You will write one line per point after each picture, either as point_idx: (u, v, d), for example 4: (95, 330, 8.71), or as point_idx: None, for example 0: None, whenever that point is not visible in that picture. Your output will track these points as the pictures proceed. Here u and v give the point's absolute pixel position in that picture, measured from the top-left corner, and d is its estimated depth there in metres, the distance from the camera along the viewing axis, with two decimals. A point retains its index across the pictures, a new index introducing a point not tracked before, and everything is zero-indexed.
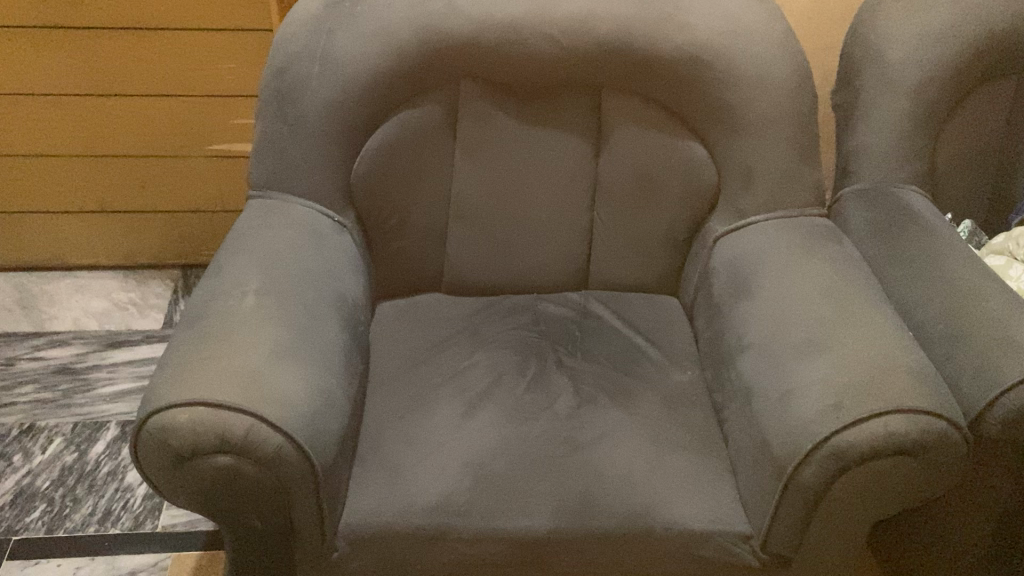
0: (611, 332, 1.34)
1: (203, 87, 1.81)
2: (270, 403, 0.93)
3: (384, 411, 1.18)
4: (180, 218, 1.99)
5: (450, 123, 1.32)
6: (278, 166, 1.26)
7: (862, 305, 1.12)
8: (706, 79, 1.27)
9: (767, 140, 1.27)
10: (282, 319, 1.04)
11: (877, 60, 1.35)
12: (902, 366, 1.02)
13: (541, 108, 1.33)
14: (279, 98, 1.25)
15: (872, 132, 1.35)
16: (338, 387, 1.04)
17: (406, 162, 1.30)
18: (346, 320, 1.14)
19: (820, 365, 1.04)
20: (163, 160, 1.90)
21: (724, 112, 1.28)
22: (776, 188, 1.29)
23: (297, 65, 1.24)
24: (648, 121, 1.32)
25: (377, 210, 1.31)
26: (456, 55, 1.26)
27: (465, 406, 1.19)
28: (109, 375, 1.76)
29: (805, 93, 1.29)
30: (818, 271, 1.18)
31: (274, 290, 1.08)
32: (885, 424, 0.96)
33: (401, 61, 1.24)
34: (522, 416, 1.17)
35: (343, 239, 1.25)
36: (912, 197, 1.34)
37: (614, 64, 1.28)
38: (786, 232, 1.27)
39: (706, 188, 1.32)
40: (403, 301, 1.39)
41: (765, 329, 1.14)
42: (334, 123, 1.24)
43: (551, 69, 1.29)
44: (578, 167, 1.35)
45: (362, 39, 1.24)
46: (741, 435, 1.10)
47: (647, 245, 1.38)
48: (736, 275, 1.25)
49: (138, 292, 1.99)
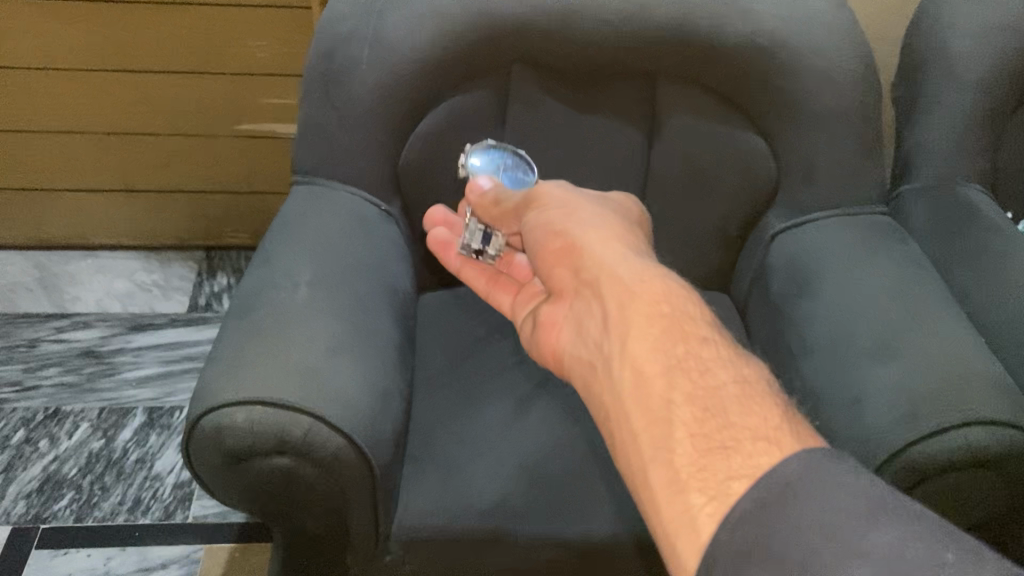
0: None
1: (232, 66, 1.76)
2: (328, 402, 0.90)
3: (433, 407, 1.15)
4: (206, 200, 1.94)
5: (500, 109, 1.27)
6: (324, 153, 1.21)
7: (933, 308, 1.08)
8: (769, 70, 1.22)
9: (830, 135, 1.24)
10: (336, 313, 1.00)
11: (944, 52, 1.30)
12: (981, 375, 0.98)
13: (595, 96, 1.29)
14: (325, 80, 1.20)
15: (936, 126, 1.30)
16: (393, 384, 1.00)
17: (454, 149, 1.25)
18: (397, 314, 1.10)
19: (892, 371, 1.00)
20: (190, 139, 1.85)
21: (785, 104, 1.23)
22: (837, 185, 1.26)
23: (345, 46, 1.20)
24: (706, 111, 1.28)
25: (424, 199, 1.27)
26: (510, 38, 1.21)
27: (515, 403, 1.15)
28: (134, 360, 1.72)
29: (869, 86, 1.25)
30: (885, 272, 1.14)
31: (326, 282, 1.04)
32: (965, 436, 0.92)
33: (454, 43, 1.19)
34: (576, 415, 1.14)
35: (390, 228, 1.21)
36: (978, 195, 1.29)
37: (674, 51, 1.23)
38: (848, 231, 1.23)
39: (763, 182, 1.29)
40: (446, 292, 1.35)
41: (830, 330, 1.10)
42: (384, 107, 1.19)
43: (608, 55, 1.24)
44: (631, 157, 1.31)
45: (414, 20, 1.18)
46: None
47: (699, 240, 1.35)
48: (796, 274, 1.21)
49: (161, 274, 1.94)
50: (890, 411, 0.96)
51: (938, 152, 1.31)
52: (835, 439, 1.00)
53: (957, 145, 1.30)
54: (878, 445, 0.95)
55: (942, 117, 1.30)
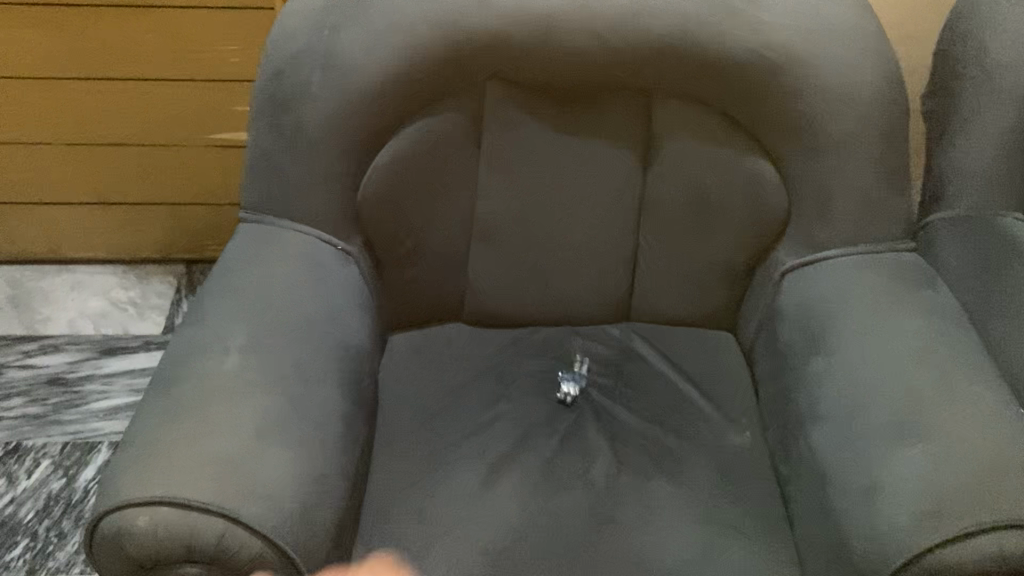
0: (656, 379, 1.16)
1: (202, 71, 1.63)
2: (248, 500, 0.78)
3: (394, 474, 1.02)
4: (183, 212, 1.83)
5: (473, 132, 1.13)
6: (273, 187, 1.08)
7: (965, 374, 0.93)
8: (779, 90, 1.07)
9: (849, 163, 1.08)
10: (269, 386, 0.88)
11: (983, 62, 1.13)
12: (1020, 464, 0.83)
13: (581, 117, 1.14)
14: (274, 105, 1.07)
15: (973, 148, 1.13)
16: (334, 467, 0.87)
17: (422, 178, 1.12)
18: (348, 377, 0.97)
19: (914, 455, 0.86)
20: (162, 149, 1.73)
21: (798, 128, 1.08)
22: (858, 219, 1.10)
23: (295, 67, 1.06)
24: (707, 135, 1.13)
25: (388, 235, 1.14)
26: (483, 53, 1.07)
27: (485, 472, 1.03)
28: (103, 389, 1.62)
29: (897, 105, 1.09)
30: (909, 327, 0.99)
31: (261, 346, 0.91)
32: (1000, 542, 0.78)
33: (418, 61, 1.05)
34: (553, 486, 1.01)
35: (348, 271, 1.08)
36: (1020, 228, 1.13)
37: (671, 67, 1.08)
38: (869, 274, 1.07)
39: (772, 214, 1.13)
40: (419, 334, 1.22)
41: (843, 396, 0.96)
42: (340, 135, 1.06)
43: (596, 71, 1.09)
44: (623, 184, 1.16)
45: (372, 34, 1.04)
46: (813, 526, 0.93)
47: (700, 276, 1.20)
48: (807, 323, 1.06)
49: (138, 291, 1.84)
50: (912, 505, 0.82)
51: (976, 177, 1.14)
52: (847, 533, 0.86)
53: (999, 170, 1.13)
54: (896, 548, 0.81)
55: (980, 136, 1.13)
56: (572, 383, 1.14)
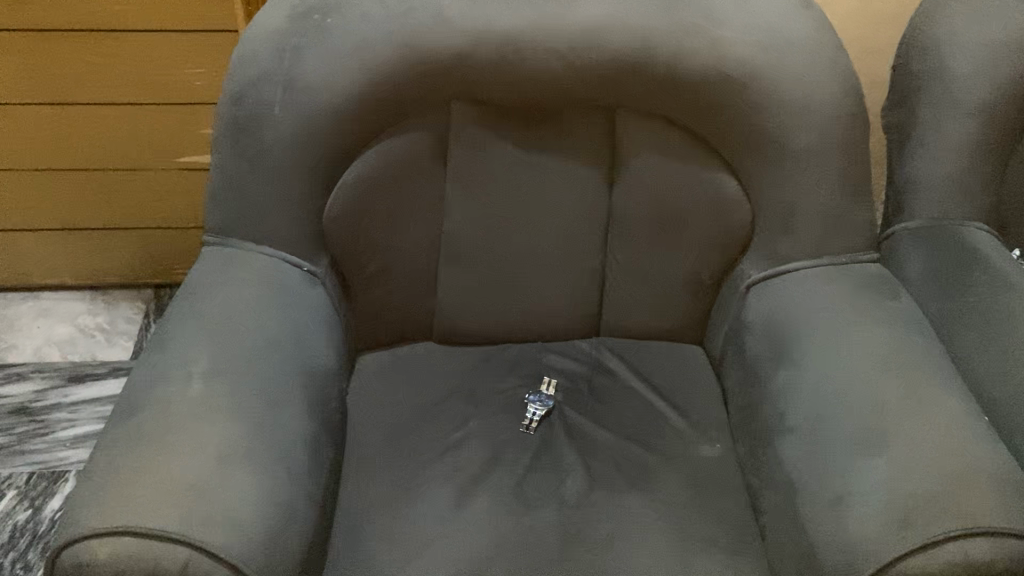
0: (626, 394, 1.16)
1: (167, 96, 1.62)
2: (212, 527, 0.77)
3: (363, 496, 1.01)
4: (151, 237, 1.81)
5: (439, 151, 1.13)
6: (236, 210, 1.07)
7: (930, 381, 0.93)
8: (741, 104, 1.08)
9: (812, 176, 1.09)
10: (234, 411, 0.87)
11: (939, 74, 1.15)
12: (985, 471, 0.83)
13: (545, 133, 1.14)
14: (235, 127, 1.06)
15: (932, 159, 1.15)
16: (301, 490, 0.87)
17: (388, 199, 1.12)
18: (315, 400, 0.96)
19: (882, 464, 0.86)
20: (127, 174, 1.71)
21: (761, 141, 1.09)
22: (822, 231, 1.10)
23: (256, 88, 1.05)
24: (671, 149, 1.13)
25: (356, 255, 1.13)
26: (445, 73, 1.07)
27: (456, 493, 1.02)
28: (70, 417, 1.59)
29: (857, 117, 1.10)
30: (874, 336, 1.00)
31: (226, 371, 0.90)
32: (965, 550, 0.79)
33: (381, 82, 1.05)
34: (524, 504, 1.01)
35: (315, 293, 1.07)
36: (979, 237, 1.15)
37: (634, 83, 1.09)
38: (833, 284, 1.08)
39: (738, 228, 1.14)
40: (388, 354, 1.22)
41: (811, 408, 0.96)
42: (303, 157, 1.05)
43: (560, 89, 1.09)
44: (590, 200, 1.17)
45: (335, 55, 1.04)
46: (783, 536, 0.93)
47: (669, 290, 1.21)
48: (774, 335, 1.07)
49: (106, 317, 1.82)
50: (878, 515, 0.83)
51: (936, 188, 1.16)
52: (816, 545, 0.86)
53: (957, 181, 1.15)
54: (864, 558, 0.81)
55: (939, 148, 1.15)
56: (540, 404, 1.13)
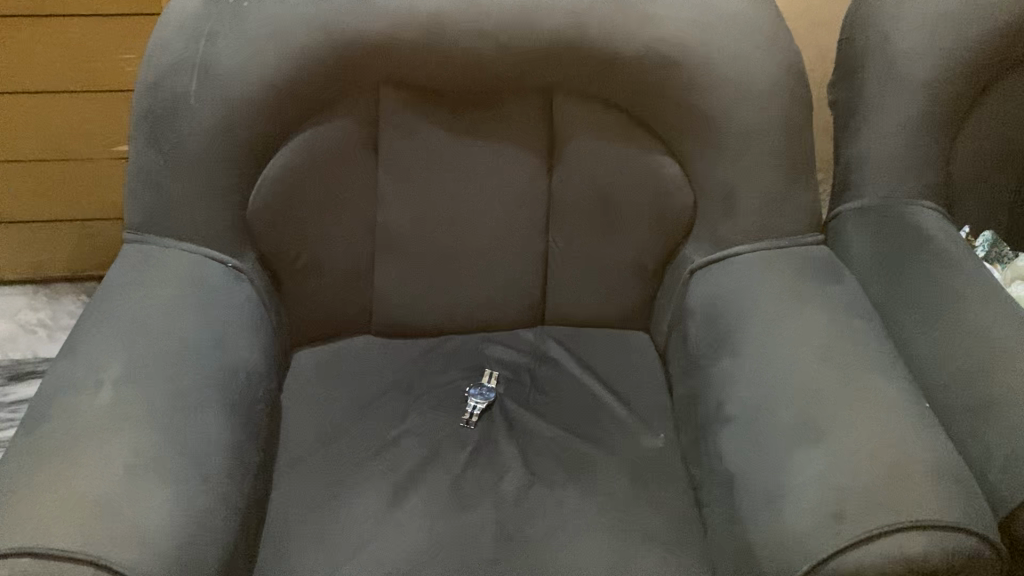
0: (569, 384, 1.14)
1: (97, 83, 1.55)
2: (118, 543, 0.73)
3: (294, 499, 0.98)
4: (91, 228, 1.75)
5: (370, 139, 1.09)
6: (155, 205, 1.02)
7: (870, 368, 0.91)
8: (680, 84, 1.04)
9: (753, 157, 1.05)
10: (146, 419, 0.83)
11: (883, 49, 1.12)
12: (921, 461, 0.81)
13: (480, 118, 1.10)
14: (151, 119, 1.01)
15: (876, 137, 1.13)
16: (219, 499, 0.83)
17: (317, 189, 1.08)
18: (237, 404, 0.92)
19: (817, 456, 0.84)
20: (61, 164, 1.64)
21: (701, 122, 1.05)
22: (765, 214, 1.07)
23: (170, 77, 1.00)
24: (609, 132, 1.10)
25: (285, 248, 1.09)
26: (372, 58, 1.02)
27: (391, 493, 0.99)
28: (10, 417, 1.54)
29: (800, 95, 1.06)
30: (815, 321, 0.97)
31: (139, 377, 0.86)
32: (900, 545, 0.76)
33: (302, 68, 1.00)
34: (461, 504, 0.98)
35: (240, 291, 1.03)
36: (923, 215, 1.12)
37: (568, 64, 1.05)
38: (775, 268, 1.05)
39: (679, 212, 1.11)
40: (325, 348, 1.18)
41: (750, 398, 0.93)
42: (223, 149, 1.00)
43: (492, 72, 1.05)
44: (527, 186, 1.13)
45: (252, 41, 0.99)
46: (723, 530, 0.91)
47: (612, 276, 1.18)
48: (715, 322, 1.04)
49: (49, 311, 1.76)
50: (814, 510, 0.80)
51: (882, 166, 1.13)
52: (753, 541, 0.84)
53: (902, 159, 1.13)
54: (799, 554, 0.79)
55: (884, 125, 1.12)
56: (481, 397, 1.10)
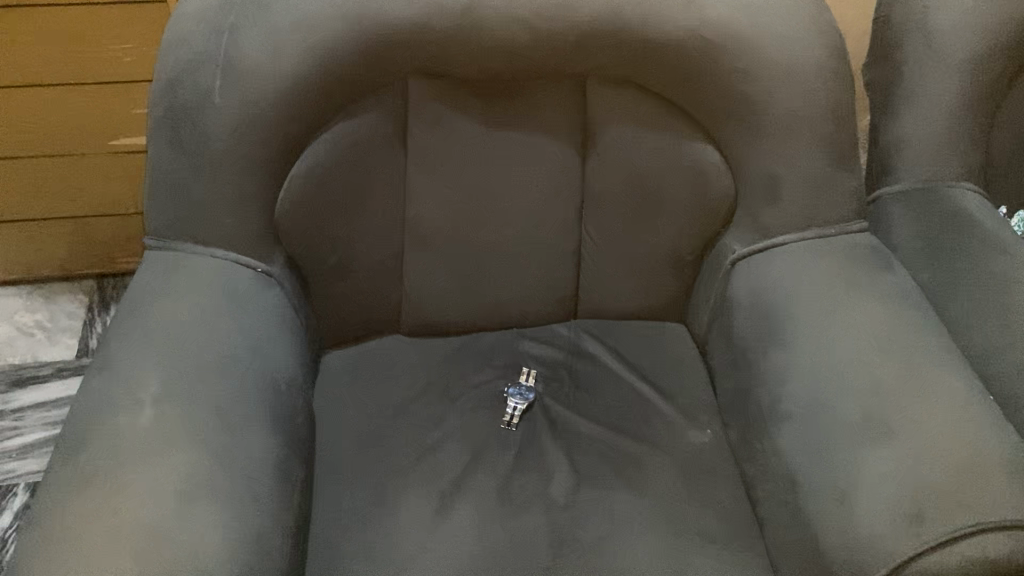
0: (609, 380, 1.11)
1: (93, 74, 1.48)
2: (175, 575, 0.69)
3: (337, 511, 0.95)
4: (87, 226, 1.68)
5: (399, 132, 1.04)
6: (178, 209, 0.97)
7: (932, 362, 0.89)
8: (722, 70, 1.01)
9: (797, 144, 1.02)
10: (191, 440, 0.79)
11: (923, 28, 1.09)
12: (997, 457, 0.79)
13: (511, 107, 1.06)
14: (172, 119, 0.95)
15: (917, 119, 1.10)
16: (270, 519, 0.79)
17: (345, 186, 1.03)
18: (277, 416, 0.89)
19: (887, 455, 0.82)
20: (55, 160, 1.57)
21: (744, 108, 1.02)
22: (811, 202, 1.04)
23: (191, 73, 0.94)
24: (646, 119, 1.06)
25: (314, 249, 1.04)
26: (402, 47, 0.97)
27: (437, 501, 0.96)
28: (15, 426, 1.49)
29: (843, 78, 1.03)
30: (870, 313, 0.95)
31: (179, 394, 0.82)
32: (983, 546, 0.75)
33: (330, 60, 0.95)
34: (511, 510, 0.95)
35: (271, 295, 0.99)
36: (967, 196, 1.10)
37: (606, 50, 1.01)
38: (823, 258, 1.02)
39: (719, 200, 1.08)
40: (354, 350, 1.14)
41: (807, 394, 0.91)
42: (249, 148, 0.95)
43: (527, 59, 1.01)
44: (561, 176, 1.09)
45: (277, 33, 0.94)
46: (784, 530, 0.89)
47: (648, 267, 1.14)
48: (763, 314, 1.01)
49: (46, 312, 1.70)
50: (888, 511, 0.78)
51: (923, 147, 1.11)
52: (823, 542, 0.82)
53: (944, 140, 1.10)
54: (875, 557, 0.77)
55: (925, 106, 1.10)
56: (521, 398, 1.07)
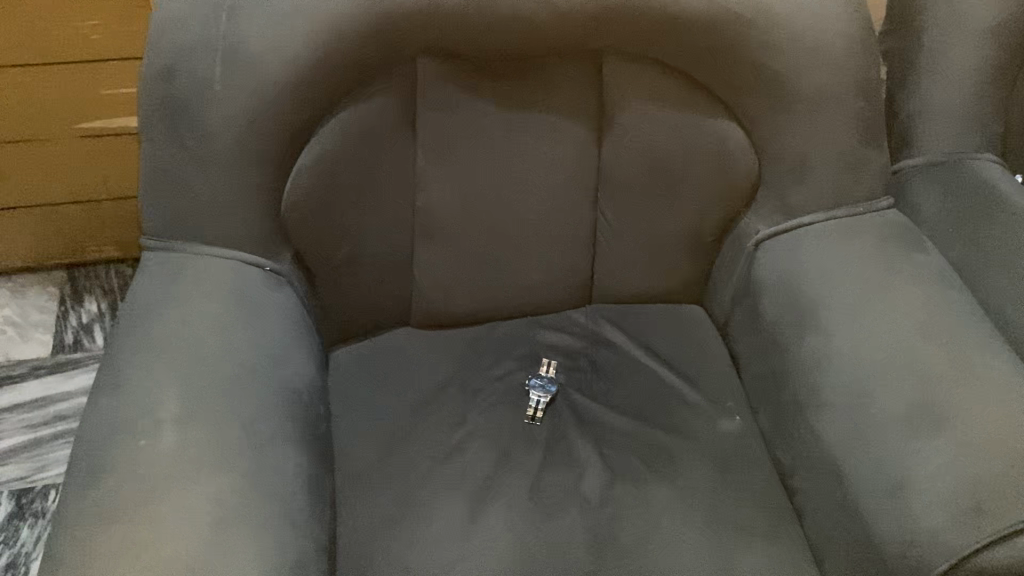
0: (632, 368, 1.07)
1: (57, 52, 1.37)
2: None
3: (365, 520, 0.90)
4: (55, 215, 1.58)
5: (409, 116, 0.98)
6: (178, 207, 0.90)
7: (976, 346, 0.87)
8: (748, 44, 0.96)
9: (825, 121, 0.99)
10: (218, 464, 0.74)
11: None
12: None
13: (526, 87, 1.00)
14: (168, 111, 0.88)
15: (939, 90, 1.07)
16: (307, 541, 0.75)
17: (354, 177, 0.97)
18: (300, 428, 0.84)
19: (940, 446, 0.80)
20: (19, 146, 1.47)
21: (770, 85, 0.98)
22: (838, 180, 1.01)
23: (188, 61, 0.87)
24: (667, 97, 1.02)
25: (322, 244, 0.98)
26: (414, 28, 0.91)
27: (468, 504, 0.92)
28: None
29: (870, 50, 1.00)
30: (907, 297, 0.92)
31: (200, 413, 0.77)
32: None
33: (338, 42, 0.88)
34: (546, 510, 0.92)
35: (282, 296, 0.93)
36: (991, 167, 1.08)
37: (626, 24, 0.95)
38: (853, 239, 1.00)
39: (741, 179, 1.05)
40: (364, 346, 1.09)
41: (848, 383, 0.89)
42: (255, 140, 0.89)
43: (544, 36, 0.95)
44: (578, 158, 1.04)
45: (280, 16, 0.87)
46: (830, 521, 0.87)
47: (667, 250, 1.11)
48: (793, 298, 0.99)
49: (15, 307, 1.60)
50: (946, 504, 0.77)
51: (944, 120, 1.08)
52: (877, 536, 0.80)
53: (966, 111, 1.08)
54: (936, 551, 0.75)
55: (946, 77, 1.07)
56: (543, 390, 1.03)
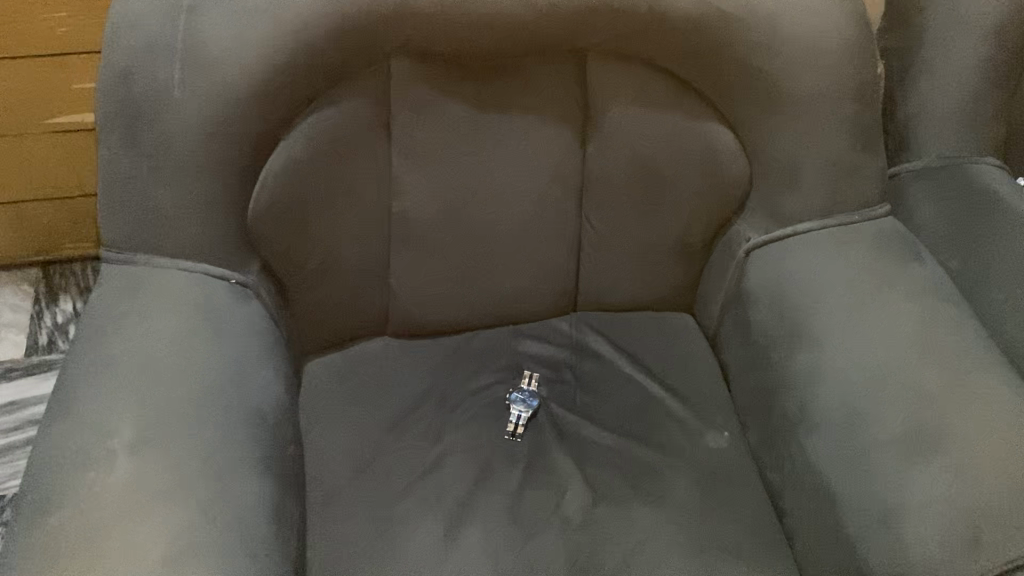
0: (618, 380, 1.04)
1: (22, 45, 1.32)
2: None
3: (336, 544, 0.86)
4: (27, 212, 1.53)
5: (383, 119, 0.93)
6: (138, 217, 0.86)
7: (973, 365, 0.83)
8: (739, 45, 0.92)
9: (818, 125, 0.95)
10: (176, 495, 0.70)
11: None
12: None
13: (506, 88, 0.95)
14: (125, 117, 0.84)
15: (939, 91, 1.03)
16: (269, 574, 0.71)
17: (325, 183, 0.92)
18: (266, 451, 0.80)
19: (936, 472, 0.76)
20: None
21: (762, 87, 0.94)
22: (832, 186, 0.97)
23: (145, 64, 0.82)
24: (654, 98, 0.97)
25: (293, 253, 0.94)
26: (386, 27, 0.86)
27: (444, 525, 0.88)
28: None
29: (867, 50, 0.95)
30: (903, 311, 0.89)
31: (158, 439, 0.73)
32: None
33: (305, 44, 0.84)
34: (525, 532, 0.88)
35: (249, 310, 0.89)
36: (992, 171, 1.04)
37: (611, 23, 0.90)
38: (847, 249, 0.96)
39: (731, 184, 1.00)
40: (339, 356, 1.05)
41: (840, 402, 0.85)
42: (218, 147, 0.85)
43: (524, 35, 0.90)
44: (561, 162, 1.00)
45: (243, 17, 0.82)
46: (821, 546, 0.84)
47: (655, 257, 1.07)
48: (784, 310, 0.95)
49: None
50: (942, 534, 0.73)
51: (944, 122, 1.04)
52: (870, 565, 0.77)
53: (966, 113, 1.03)
54: None
55: (946, 78, 1.02)
56: (524, 405, 0.99)
